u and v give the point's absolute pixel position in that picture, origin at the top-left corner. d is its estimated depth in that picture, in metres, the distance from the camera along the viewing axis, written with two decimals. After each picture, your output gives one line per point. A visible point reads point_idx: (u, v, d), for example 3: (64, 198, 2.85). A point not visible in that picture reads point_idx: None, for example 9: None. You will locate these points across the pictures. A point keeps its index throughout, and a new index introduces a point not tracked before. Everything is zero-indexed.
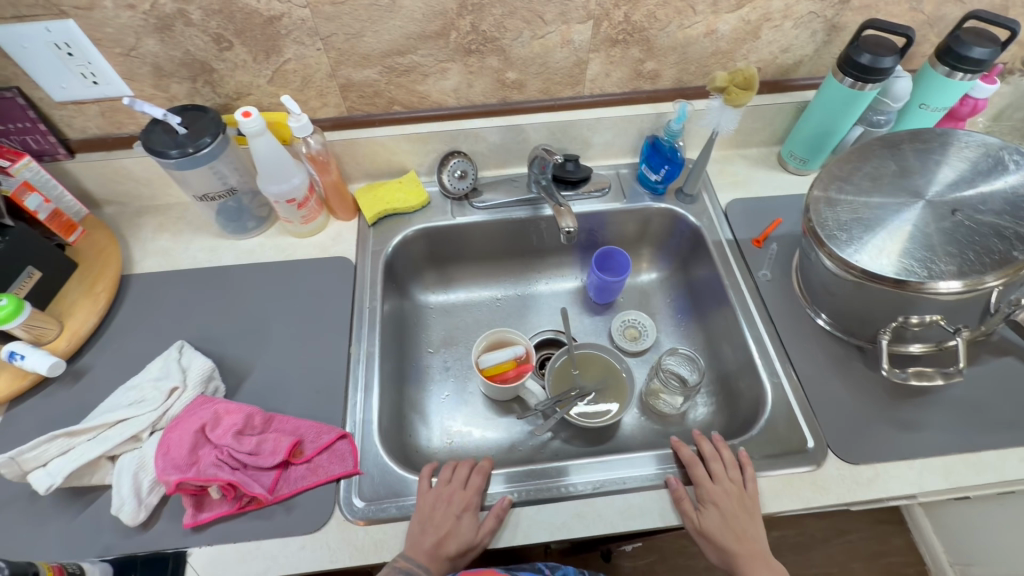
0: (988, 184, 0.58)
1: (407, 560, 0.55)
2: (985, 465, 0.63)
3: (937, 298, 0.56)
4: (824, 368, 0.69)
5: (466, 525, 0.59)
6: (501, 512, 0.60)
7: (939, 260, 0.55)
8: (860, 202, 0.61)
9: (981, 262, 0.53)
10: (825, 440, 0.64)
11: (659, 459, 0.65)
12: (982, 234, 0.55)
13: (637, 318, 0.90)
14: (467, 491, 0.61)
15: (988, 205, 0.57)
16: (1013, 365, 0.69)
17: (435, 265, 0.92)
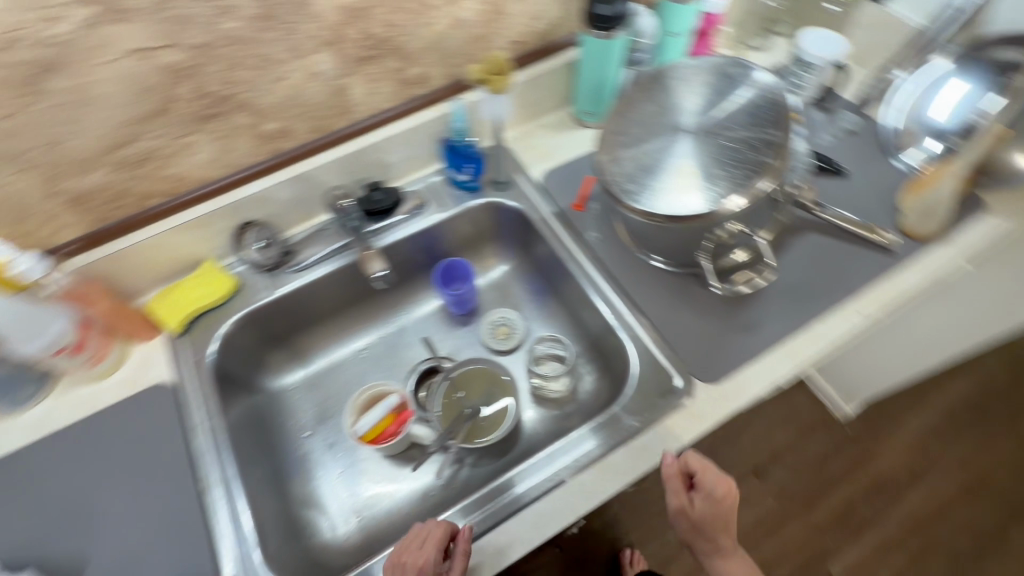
0: (730, 100, 0.63)
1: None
2: (815, 335, 0.71)
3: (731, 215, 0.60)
4: (670, 304, 0.73)
5: None
6: (466, 547, 0.57)
7: (718, 182, 0.58)
8: (638, 153, 0.63)
9: (747, 175, 0.58)
10: (689, 371, 0.68)
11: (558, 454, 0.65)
12: (741, 149, 0.60)
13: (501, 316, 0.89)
14: (430, 558, 0.56)
15: (735, 120, 0.61)
16: (810, 238, 0.78)
17: (277, 345, 0.83)
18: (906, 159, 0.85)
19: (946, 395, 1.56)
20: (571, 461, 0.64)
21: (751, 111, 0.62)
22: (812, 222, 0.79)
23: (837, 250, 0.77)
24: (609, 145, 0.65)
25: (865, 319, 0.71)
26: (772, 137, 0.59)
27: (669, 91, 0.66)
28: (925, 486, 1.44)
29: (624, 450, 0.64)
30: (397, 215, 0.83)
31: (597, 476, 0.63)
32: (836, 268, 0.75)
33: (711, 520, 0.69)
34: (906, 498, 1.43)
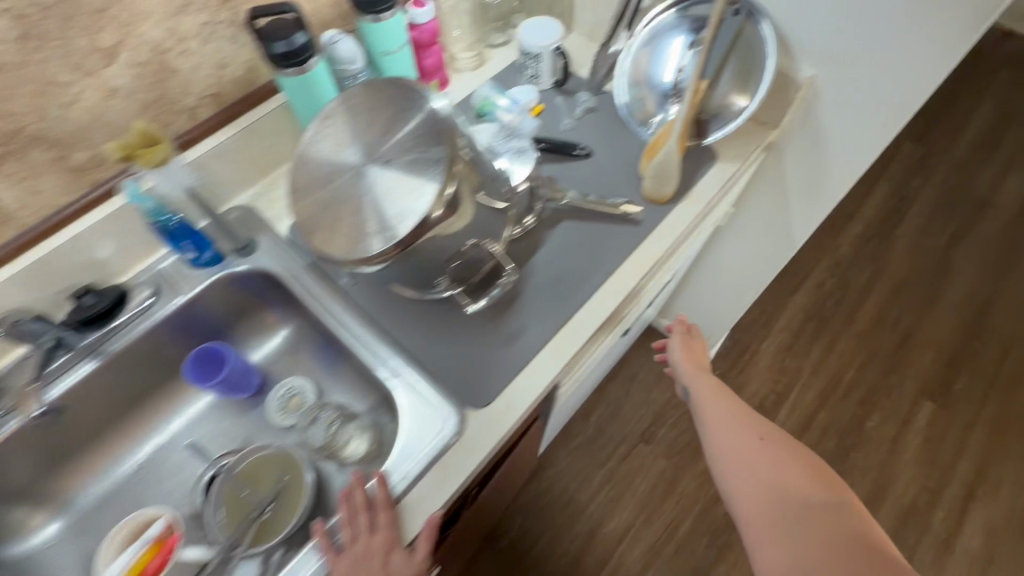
0: (391, 113, 0.57)
1: None
2: (577, 326, 0.71)
3: (421, 245, 0.56)
4: (431, 336, 0.70)
5: (399, 559, 0.57)
6: (430, 529, 0.59)
7: (392, 220, 0.53)
8: (329, 210, 0.57)
9: (429, 180, 0.53)
10: (456, 401, 0.65)
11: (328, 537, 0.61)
12: (411, 173, 0.54)
13: (281, 389, 0.82)
14: (372, 557, 0.56)
15: (400, 136, 0.56)
16: (563, 228, 0.78)
17: (18, 501, 0.72)
18: (652, 128, 0.86)
19: (790, 312, 1.67)
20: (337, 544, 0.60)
21: (418, 126, 0.55)
22: (563, 211, 0.79)
23: (590, 233, 0.78)
24: (303, 214, 0.58)
25: (621, 296, 0.72)
26: (438, 153, 0.54)
27: (349, 116, 0.59)
28: (790, 402, 1.54)
29: (399, 509, 0.61)
30: (123, 315, 0.72)
31: None
32: (590, 252, 0.76)
33: (718, 418, 0.71)
34: (777, 418, 1.51)
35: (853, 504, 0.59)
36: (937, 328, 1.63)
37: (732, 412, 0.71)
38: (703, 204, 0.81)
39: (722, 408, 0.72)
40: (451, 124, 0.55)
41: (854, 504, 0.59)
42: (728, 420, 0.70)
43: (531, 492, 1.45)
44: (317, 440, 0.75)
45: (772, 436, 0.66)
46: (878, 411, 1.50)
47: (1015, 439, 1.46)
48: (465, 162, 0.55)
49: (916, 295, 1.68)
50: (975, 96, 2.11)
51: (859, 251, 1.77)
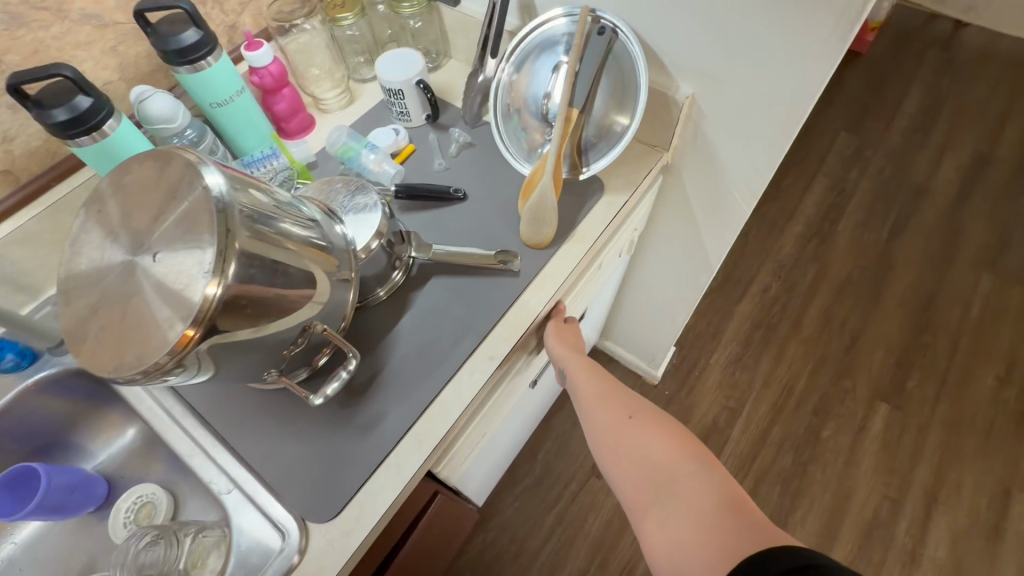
0: (156, 194, 0.47)
1: None
2: (445, 406, 0.61)
3: (220, 337, 0.47)
4: (273, 436, 0.59)
5: None
6: None
7: (155, 329, 0.45)
8: (96, 320, 0.47)
9: (199, 270, 0.44)
10: (297, 513, 0.55)
11: None
12: (175, 269, 0.45)
13: (124, 506, 0.69)
14: None
15: (167, 224, 0.46)
16: (432, 288, 0.69)
17: None
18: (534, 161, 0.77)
19: (738, 321, 1.60)
20: None
21: (186, 209, 0.46)
22: (429, 267, 0.71)
23: (462, 291, 0.69)
24: (70, 325, 0.48)
25: (495, 362, 0.64)
26: (204, 244, 0.44)
27: (118, 197, 0.49)
28: (744, 418, 1.46)
29: None
30: None
31: None
32: (461, 313, 0.67)
33: (589, 403, 0.66)
34: (732, 437, 1.43)
35: (716, 466, 0.53)
36: (884, 325, 1.58)
37: (607, 389, 0.65)
38: (591, 243, 0.73)
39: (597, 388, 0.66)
40: (225, 205, 0.46)
41: (714, 460, 0.54)
42: (603, 399, 0.64)
43: (478, 547, 1.33)
44: (167, 565, 0.59)
45: (638, 411, 0.61)
46: (833, 419, 1.45)
47: (971, 436, 1.41)
48: (243, 250, 0.45)
49: (862, 293, 1.64)
50: (904, 82, 2.10)
51: (802, 251, 1.72)
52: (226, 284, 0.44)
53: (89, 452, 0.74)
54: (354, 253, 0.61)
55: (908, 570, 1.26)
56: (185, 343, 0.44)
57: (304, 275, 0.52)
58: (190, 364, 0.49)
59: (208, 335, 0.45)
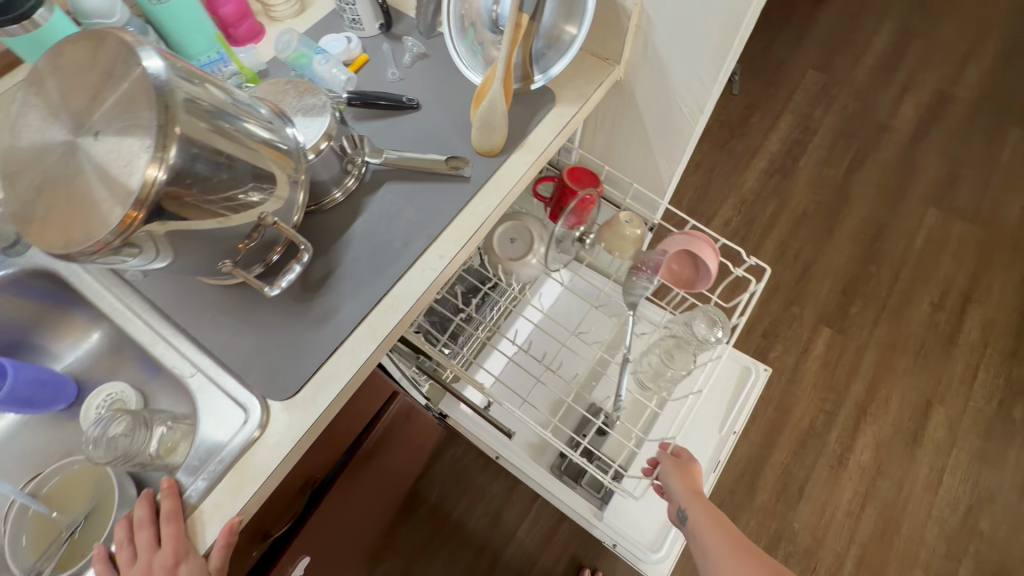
0: (103, 78, 0.48)
1: None
2: (398, 298, 0.65)
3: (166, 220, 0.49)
4: (234, 328, 0.63)
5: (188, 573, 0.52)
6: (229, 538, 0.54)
7: (102, 208, 0.46)
8: (36, 188, 0.49)
9: (141, 155, 0.46)
10: (259, 393, 0.60)
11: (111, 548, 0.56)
12: (118, 150, 0.46)
13: (100, 397, 0.73)
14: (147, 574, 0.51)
15: (112, 102, 0.48)
16: (385, 192, 0.71)
17: None
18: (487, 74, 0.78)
19: None
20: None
21: (126, 90, 0.47)
22: (383, 174, 0.72)
23: (414, 196, 0.71)
24: (12, 194, 0.50)
25: (444, 262, 0.67)
26: (145, 124, 0.46)
27: (54, 77, 0.50)
28: None
29: (198, 512, 0.55)
30: None
31: None
32: (412, 217, 0.70)
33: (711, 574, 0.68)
34: None
35: None
36: (836, 257, 1.67)
37: (738, 551, 0.68)
38: (541, 152, 0.75)
39: (728, 539, 0.69)
40: (163, 88, 0.47)
41: None
42: None
43: (448, 459, 1.41)
44: (138, 449, 0.63)
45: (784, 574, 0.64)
46: (780, 342, 1.55)
47: (904, 356, 1.53)
48: (183, 135, 0.47)
49: (818, 226, 1.71)
50: (876, 20, 2.10)
51: (764, 186, 1.77)
52: (168, 165, 0.46)
53: (56, 353, 0.77)
54: (303, 152, 0.63)
55: (836, 472, 1.40)
56: (130, 223, 0.46)
57: (251, 170, 0.54)
58: (138, 250, 0.51)
59: (155, 217, 0.48)
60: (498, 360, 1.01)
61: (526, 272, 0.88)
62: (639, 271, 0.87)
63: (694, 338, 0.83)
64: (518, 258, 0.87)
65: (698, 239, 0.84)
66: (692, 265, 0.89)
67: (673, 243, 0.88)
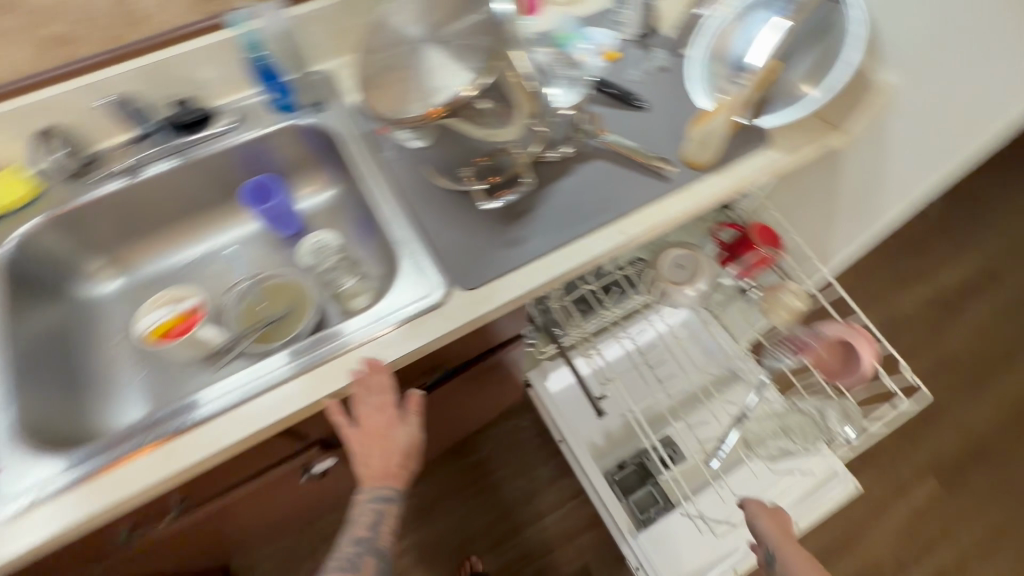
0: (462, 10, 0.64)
1: (367, 486, 0.69)
2: (576, 250, 0.75)
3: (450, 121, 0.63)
4: (445, 222, 0.77)
5: (399, 436, 0.70)
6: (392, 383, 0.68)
7: (421, 97, 0.62)
8: (384, 63, 0.67)
9: (470, 72, 0.61)
10: (446, 277, 0.72)
11: (300, 350, 0.69)
12: (451, 65, 0.63)
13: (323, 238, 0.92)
14: (377, 437, 0.68)
15: (463, 25, 0.63)
16: (595, 164, 0.82)
17: (93, 254, 0.86)
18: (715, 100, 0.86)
19: None
20: (276, 370, 0.68)
21: (479, 21, 0.63)
22: (600, 150, 0.82)
23: (617, 176, 0.81)
24: (364, 60, 0.68)
25: (623, 238, 0.76)
26: (484, 47, 0.62)
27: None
28: None
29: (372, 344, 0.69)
30: (210, 130, 0.85)
31: (341, 366, 0.69)
32: (610, 193, 0.79)
33: None
34: None
35: None
36: (973, 414, 1.52)
37: None
38: (739, 181, 0.82)
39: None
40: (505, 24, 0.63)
41: None
42: None
43: (509, 427, 1.50)
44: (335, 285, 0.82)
45: None
46: (876, 470, 1.45)
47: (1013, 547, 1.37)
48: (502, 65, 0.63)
49: (965, 376, 1.57)
50: None
51: (920, 313, 1.66)
52: (477, 88, 0.60)
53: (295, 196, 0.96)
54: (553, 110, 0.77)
55: None
56: (430, 117, 0.61)
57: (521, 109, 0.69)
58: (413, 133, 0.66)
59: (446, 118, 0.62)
60: (612, 351, 1.08)
61: (680, 298, 0.98)
62: (783, 344, 0.96)
63: (825, 427, 0.91)
64: (679, 283, 0.97)
65: (856, 330, 0.87)
66: (841, 359, 0.90)
67: (829, 330, 0.90)
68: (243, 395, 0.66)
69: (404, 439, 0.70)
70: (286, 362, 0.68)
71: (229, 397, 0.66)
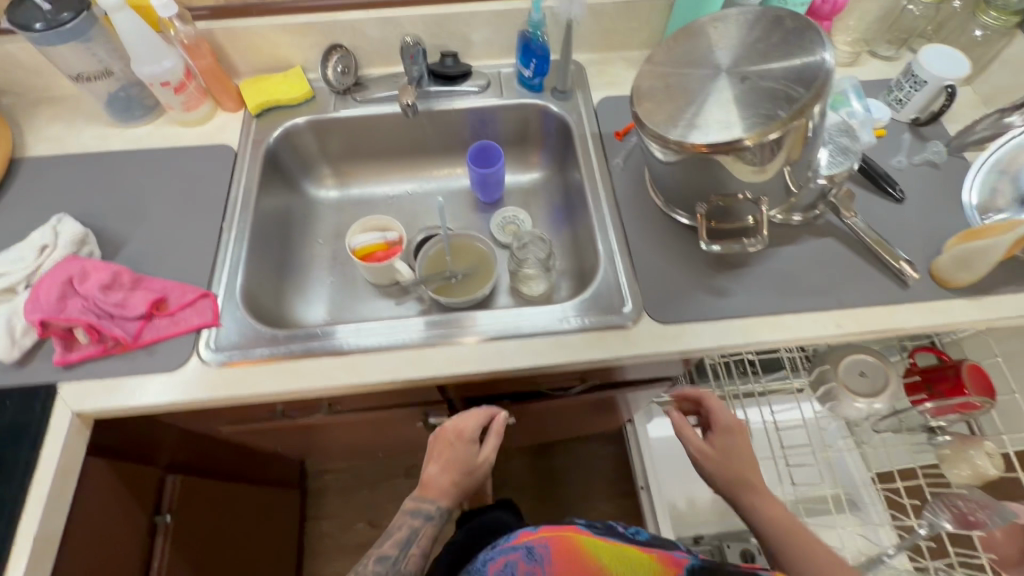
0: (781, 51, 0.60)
1: (414, 503, 0.72)
2: (781, 325, 0.70)
3: (712, 160, 0.61)
4: (655, 247, 0.75)
5: (467, 450, 0.74)
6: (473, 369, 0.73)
7: (696, 127, 0.60)
8: (669, 78, 0.65)
9: (760, 122, 0.57)
10: (641, 303, 0.71)
11: (433, 324, 0.71)
12: (744, 105, 0.59)
13: (516, 215, 0.95)
14: (452, 447, 0.74)
15: (774, 70, 0.60)
16: (828, 243, 0.75)
17: (327, 162, 0.95)
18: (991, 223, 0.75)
19: None
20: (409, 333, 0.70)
21: (798, 67, 0.58)
22: (838, 230, 0.76)
23: (850, 264, 0.74)
24: (650, 69, 0.67)
25: (838, 331, 0.69)
26: (790, 102, 0.57)
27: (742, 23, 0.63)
28: None
29: (551, 340, 0.70)
30: (462, 86, 0.90)
31: (517, 349, 0.69)
32: (837, 280, 0.72)
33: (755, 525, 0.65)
34: None
35: None
36: None
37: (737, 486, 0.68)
38: (991, 319, 0.71)
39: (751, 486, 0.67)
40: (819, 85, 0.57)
41: None
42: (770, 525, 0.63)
43: (591, 448, 1.48)
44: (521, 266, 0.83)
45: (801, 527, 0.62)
46: None
47: None
48: (810, 116, 0.57)
49: None
50: None
51: None
52: (760, 141, 0.57)
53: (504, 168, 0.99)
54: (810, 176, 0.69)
55: None
56: (695, 150, 0.60)
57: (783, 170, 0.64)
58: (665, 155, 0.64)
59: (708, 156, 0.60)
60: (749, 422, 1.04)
61: (850, 409, 0.89)
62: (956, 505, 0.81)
63: None
64: (859, 392, 0.88)
65: None
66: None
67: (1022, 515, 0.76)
68: (379, 344, 0.69)
69: (463, 451, 0.73)
70: (419, 330, 0.70)
71: (372, 340, 0.69)
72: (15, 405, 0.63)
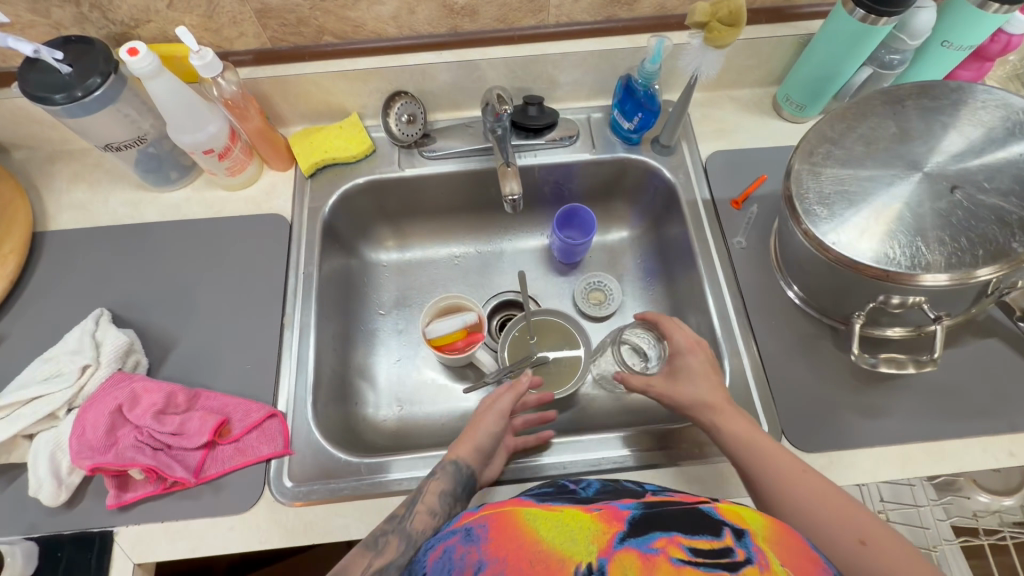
0: None
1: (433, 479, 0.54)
2: (944, 454, 0.60)
3: (888, 287, 0.50)
4: (790, 351, 0.64)
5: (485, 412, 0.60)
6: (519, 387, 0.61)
7: (877, 243, 0.48)
8: (841, 173, 0.52)
9: (974, 254, 0.46)
10: (780, 426, 0.61)
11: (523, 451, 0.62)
12: (949, 225, 0.48)
13: (602, 281, 0.83)
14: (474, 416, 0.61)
15: (993, 186, 0.49)
16: (993, 347, 0.64)
17: (387, 220, 0.83)
18: None
19: None
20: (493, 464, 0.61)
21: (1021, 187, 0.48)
22: (1007, 330, 0.65)
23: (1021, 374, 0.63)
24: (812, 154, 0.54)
25: (1014, 463, 0.59)
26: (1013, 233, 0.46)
27: None
28: None
29: (675, 470, 0.60)
30: (547, 138, 0.77)
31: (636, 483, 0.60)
32: (1008, 396, 0.62)
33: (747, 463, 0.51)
34: None
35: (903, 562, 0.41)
36: None
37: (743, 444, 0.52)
38: None
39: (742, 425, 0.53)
40: None
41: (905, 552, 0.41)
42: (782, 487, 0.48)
43: None
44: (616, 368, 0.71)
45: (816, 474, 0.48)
46: None
47: None
48: None
49: None
50: None
51: None
52: (958, 278, 0.46)
53: None
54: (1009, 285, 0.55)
55: None
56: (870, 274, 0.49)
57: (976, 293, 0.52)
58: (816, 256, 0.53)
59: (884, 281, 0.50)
60: None
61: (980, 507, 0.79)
62: None
63: None
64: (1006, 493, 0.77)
65: None
66: None
67: None
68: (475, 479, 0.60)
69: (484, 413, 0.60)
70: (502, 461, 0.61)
71: None
72: (68, 559, 0.55)
